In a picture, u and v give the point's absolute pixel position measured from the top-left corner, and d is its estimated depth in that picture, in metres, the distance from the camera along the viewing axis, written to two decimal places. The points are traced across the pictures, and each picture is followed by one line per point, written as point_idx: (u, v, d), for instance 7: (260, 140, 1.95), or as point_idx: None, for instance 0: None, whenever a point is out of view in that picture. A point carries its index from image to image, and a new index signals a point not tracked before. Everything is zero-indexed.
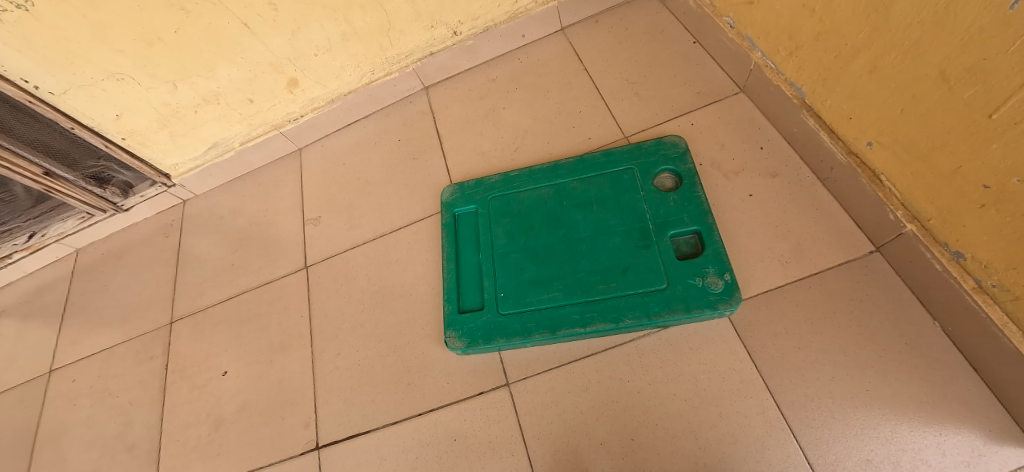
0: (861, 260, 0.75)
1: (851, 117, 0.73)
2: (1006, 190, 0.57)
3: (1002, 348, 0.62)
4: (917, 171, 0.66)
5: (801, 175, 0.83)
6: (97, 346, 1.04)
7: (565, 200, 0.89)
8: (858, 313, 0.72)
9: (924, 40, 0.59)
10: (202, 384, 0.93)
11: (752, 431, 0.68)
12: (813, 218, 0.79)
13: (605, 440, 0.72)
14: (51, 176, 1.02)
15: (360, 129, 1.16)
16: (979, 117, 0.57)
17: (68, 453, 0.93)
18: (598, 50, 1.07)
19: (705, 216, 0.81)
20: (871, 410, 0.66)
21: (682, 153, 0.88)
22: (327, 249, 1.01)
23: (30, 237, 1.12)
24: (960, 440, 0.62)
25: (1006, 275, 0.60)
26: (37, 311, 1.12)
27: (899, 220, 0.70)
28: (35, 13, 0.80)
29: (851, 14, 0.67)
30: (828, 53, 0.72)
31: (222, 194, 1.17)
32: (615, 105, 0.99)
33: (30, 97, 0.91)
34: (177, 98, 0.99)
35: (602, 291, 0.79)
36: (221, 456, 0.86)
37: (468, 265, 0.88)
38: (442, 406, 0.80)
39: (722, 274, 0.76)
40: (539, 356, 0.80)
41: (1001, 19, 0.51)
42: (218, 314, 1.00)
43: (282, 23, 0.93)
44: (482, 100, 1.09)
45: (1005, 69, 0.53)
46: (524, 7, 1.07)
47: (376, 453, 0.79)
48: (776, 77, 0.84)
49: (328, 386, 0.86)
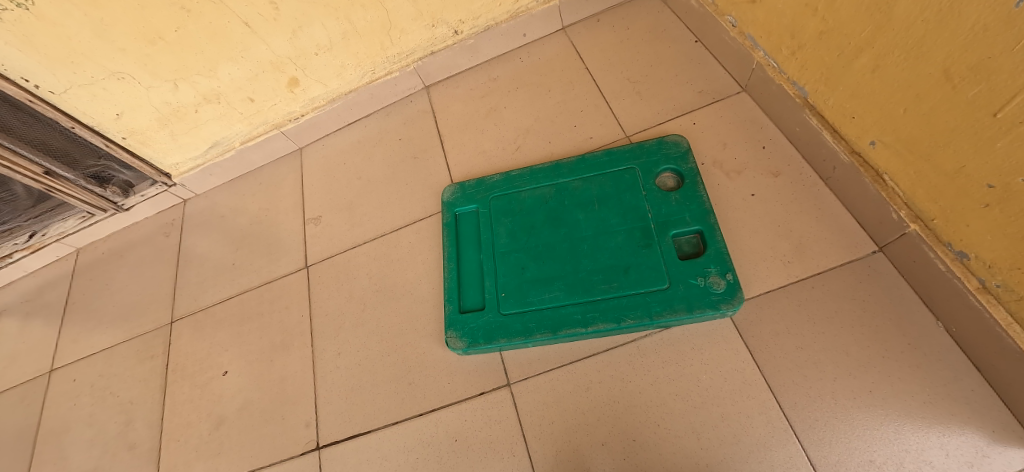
0: (863, 259, 0.74)
1: (853, 116, 0.72)
2: (1010, 190, 0.56)
3: (1005, 348, 0.62)
4: (920, 170, 0.66)
5: (803, 175, 0.82)
6: (98, 345, 1.03)
7: (566, 199, 0.88)
8: (860, 313, 0.71)
9: (927, 39, 0.59)
10: (203, 383, 0.93)
11: (754, 432, 0.68)
12: (815, 218, 0.79)
13: (606, 440, 0.72)
14: (52, 175, 1.01)
15: (361, 128, 1.16)
16: (982, 116, 0.56)
17: (68, 452, 0.93)
18: (599, 50, 1.07)
19: (707, 215, 0.80)
20: (874, 411, 0.65)
21: (684, 152, 0.87)
22: (328, 248, 1.01)
23: (30, 236, 1.12)
24: (963, 440, 0.62)
25: (1010, 274, 0.60)
26: (38, 310, 1.12)
27: (902, 219, 0.70)
28: (36, 11, 0.80)
29: (853, 13, 0.66)
30: (831, 52, 0.72)
31: (223, 193, 1.17)
32: (616, 104, 0.99)
33: (30, 95, 0.91)
34: (178, 97, 0.99)
35: (603, 290, 0.78)
36: (222, 455, 0.86)
37: (469, 264, 0.88)
38: (443, 406, 0.80)
39: (724, 274, 0.75)
40: (540, 356, 0.80)
41: (1005, 18, 0.51)
42: (219, 313, 1.00)
43: (283, 22, 0.93)
44: (483, 100, 1.09)
45: (1009, 68, 0.52)
46: (525, 7, 1.07)
47: (377, 453, 0.79)
48: (778, 76, 0.84)
49: (329, 386, 0.86)
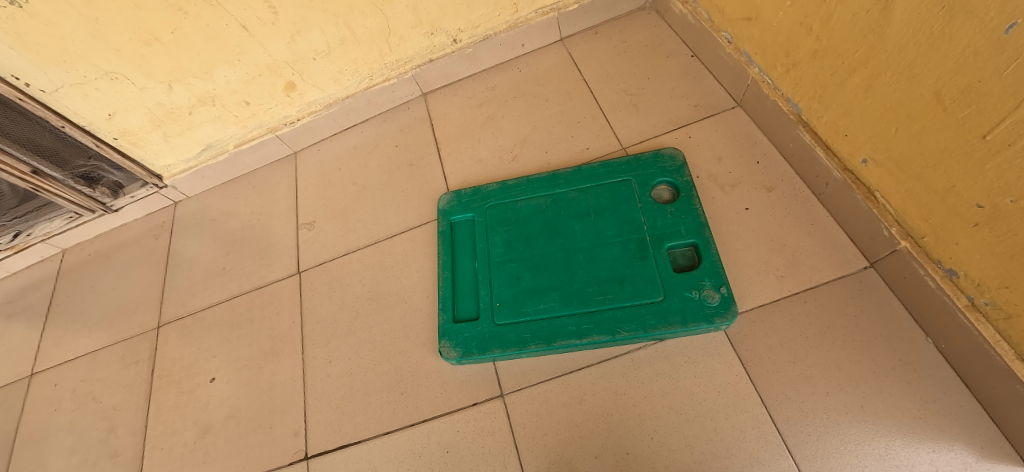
0: (855, 275, 0.75)
1: (846, 135, 0.73)
2: (998, 211, 0.58)
3: (995, 366, 0.63)
4: (911, 188, 0.67)
5: (797, 190, 0.83)
6: (82, 349, 1.01)
7: (562, 210, 0.89)
8: (852, 328, 0.72)
9: (919, 61, 0.60)
10: (189, 390, 0.91)
11: (747, 446, 0.68)
12: (808, 233, 0.80)
13: (600, 453, 0.72)
14: (39, 175, 0.99)
15: (358, 133, 1.15)
16: (971, 138, 0.58)
17: (46, 458, 0.91)
18: (598, 62, 1.08)
19: (702, 228, 0.81)
20: (866, 425, 0.66)
21: (680, 165, 0.88)
22: (321, 254, 1.00)
23: (15, 236, 1.09)
24: (953, 456, 0.63)
25: (998, 293, 0.61)
26: (19, 311, 1.09)
27: (893, 236, 0.71)
28: (29, 10, 0.78)
29: (847, 33, 0.68)
30: (825, 70, 0.73)
31: (216, 195, 1.15)
32: (614, 116, 1.00)
33: (22, 94, 0.89)
34: (172, 98, 0.98)
35: (598, 301, 0.78)
36: (207, 464, 0.84)
37: (464, 273, 0.88)
38: (435, 416, 0.79)
39: (718, 287, 0.76)
40: (534, 366, 0.79)
41: (995, 43, 0.52)
42: (208, 318, 0.98)
43: (282, 26, 0.93)
44: (481, 108, 1.09)
45: (998, 92, 0.54)
46: (525, 17, 1.08)
47: (367, 464, 0.78)
48: (772, 92, 0.85)
49: (319, 394, 0.85)
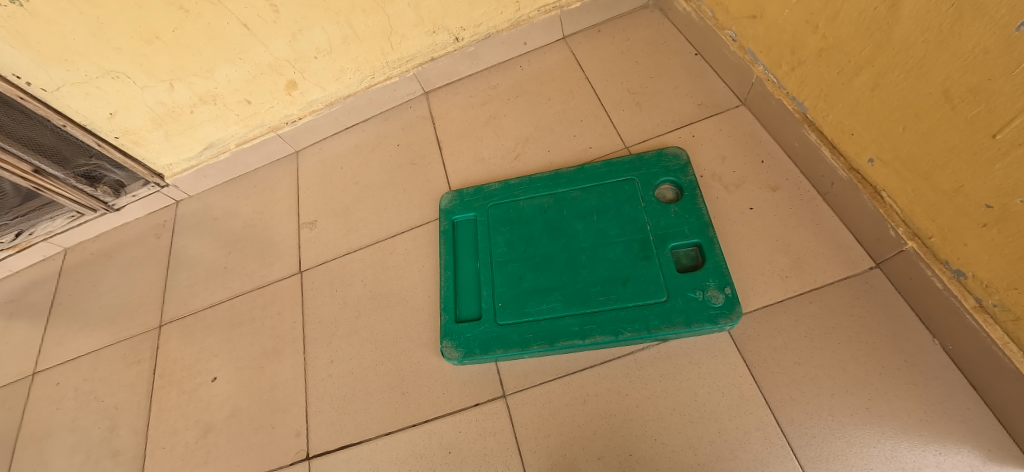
0: (861, 276, 0.75)
1: (852, 134, 0.73)
2: (1007, 211, 0.57)
3: (1003, 368, 0.62)
4: (918, 188, 0.66)
5: (801, 190, 0.83)
6: (84, 348, 1.01)
7: (565, 209, 0.88)
8: (858, 330, 0.71)
9: (927, 59, 0.60)
10: (191, 390, 0.91)
11: (751, 447, 0.67)
12: (813, 233, 0.79)
13: (603, 454, 0.71)
14: (41, 174, 0.99)
15: (360, 132, 1.15)
16: (980, 138, 0.57)
17: (49, 457, 0.91)
18: (600, 60, 1.07)
19: (706, 228, 0.80)
20: (871, 428, 0.65)
21: (684, 164, 0.87)
22: (323, 254, 0.99)
23: (17, 235, 1.09)
24: (960, 459, 0.62)
25: (1006, 294, 0.60)
26: (22, 310, 1.09)
27: (899, 236, 0.70)
28: (30, 8, 0.78)
29: (854, 31, 0.67)
30: (831, 68, 0.72)
31: (217, 194, 1.15)
32: (616, 115, 0.99)
33: (23, 93, 0.89)
34: (174, 97, 0.98)
35: (601, 301, 0.78)
36: (209, 464, 0.84)
37: (467, 273, 0.87)
38: (437, 417, 0.78)
39: (722, 287, 0.75)
40: (537, 367, 0.79)
41: (1005, 41, 0.52)
42: (209, 317, 0.98)
43: (283, 25, 0.92)
44: (483, 107, 1.09)
45: (1009, 91, 0.53)
46: (527, 15, 1.07)
47: (368, 464, 0.77)
48: (777, 91, 0.84)
49: (321, 394, 0.84)
